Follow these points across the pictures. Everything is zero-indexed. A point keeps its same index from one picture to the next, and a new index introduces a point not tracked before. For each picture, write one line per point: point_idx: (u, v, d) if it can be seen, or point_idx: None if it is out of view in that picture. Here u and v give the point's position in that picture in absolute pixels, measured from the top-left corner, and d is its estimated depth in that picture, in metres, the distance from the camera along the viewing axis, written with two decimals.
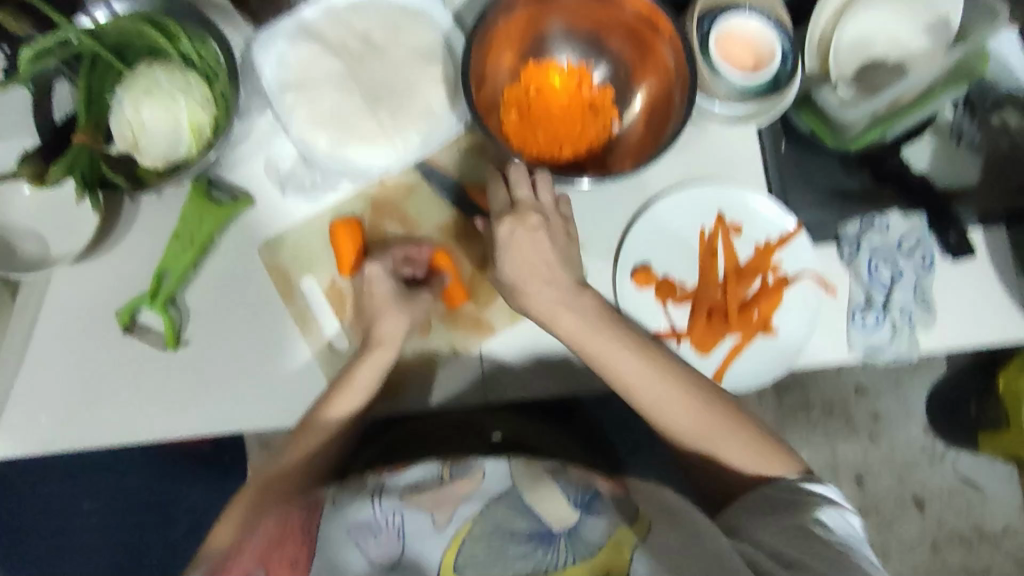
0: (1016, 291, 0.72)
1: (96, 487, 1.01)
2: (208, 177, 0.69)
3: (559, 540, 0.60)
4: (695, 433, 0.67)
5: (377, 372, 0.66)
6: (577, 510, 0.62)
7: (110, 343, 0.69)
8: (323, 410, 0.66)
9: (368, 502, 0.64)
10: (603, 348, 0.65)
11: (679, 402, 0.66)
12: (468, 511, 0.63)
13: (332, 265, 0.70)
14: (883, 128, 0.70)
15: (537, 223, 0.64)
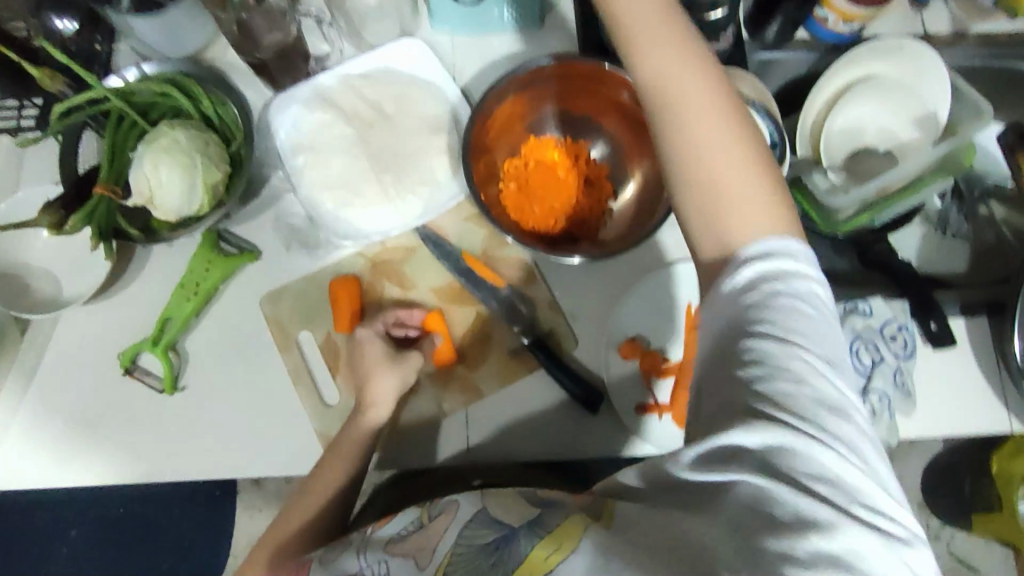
0: (998, 381, 0.73)
1: (75, 516, 1.02)
2: (218, 229, 0.73)
3: (519, 535, 0.51)
4: (710, 127, 0.48)
5: (368, 435, 0.66)
6: (539, 505, 0.53)
7: (111, 383, 0.72)
8: (318, 473, 0.66)
9: (352, 558, 0.57)
10: (674, 62, 0.51)
11: (710, 108, 0.49)
12: (447, 546, 0.55)
13: (329, 321, 0.72)
14: (872, 213, 0.76)
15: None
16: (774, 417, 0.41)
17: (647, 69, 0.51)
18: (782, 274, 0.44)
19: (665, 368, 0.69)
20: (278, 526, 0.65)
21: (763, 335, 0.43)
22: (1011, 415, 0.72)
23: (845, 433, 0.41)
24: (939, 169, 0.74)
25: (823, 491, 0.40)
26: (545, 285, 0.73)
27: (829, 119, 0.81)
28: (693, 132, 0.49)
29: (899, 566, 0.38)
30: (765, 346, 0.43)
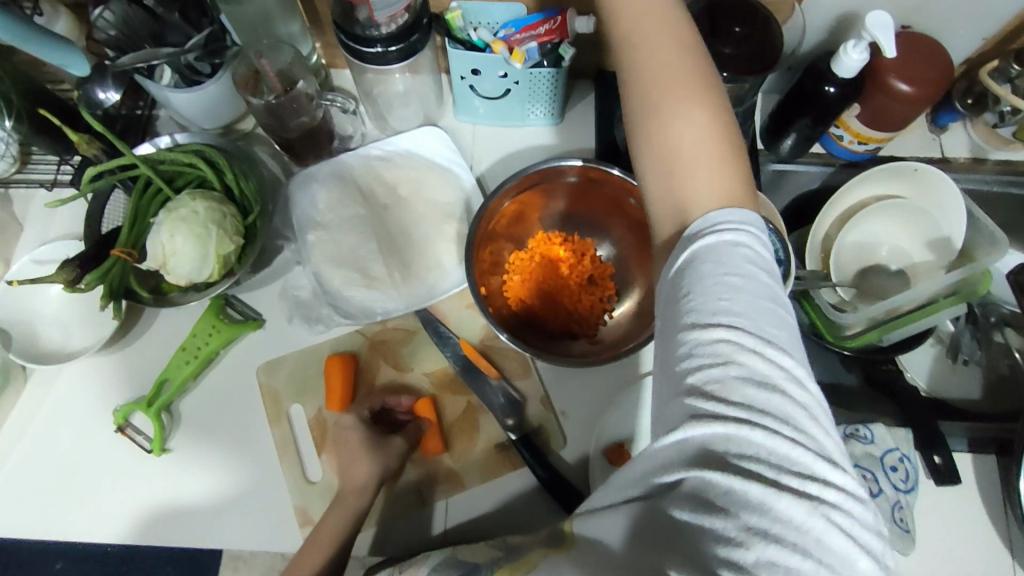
0: (1004, 525, 0.69)
1: None
2: (225, 296, 0.75)
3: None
4: (688, 116, 0.46)
5: (347, 521, 0.66)
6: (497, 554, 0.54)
7: (102, 439, 0.73)
8: (303, 552, 0.65)
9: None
10: (660, 60, 0.48)
11: (689, 92, 0.47)
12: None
13: (321, 398, 0.73)
14: (880, 332, 0.74)
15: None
16: (703, 408, 0.38)
17: (630, 57, 0.49)
18: (712, 257, 0.41)
19: None
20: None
21: (697, 325, 0.40)
22: (1017, 564, 0.68)
23: (776, 407, 0.38)
24: (953, 292, 0.72)
25: (754, 467, 0.37)
26: (539, 379, 0.73)
27: (841, 235, 0.81)
28: (671, 119, 0.46)
29: (834, 533, 0.35)
30: (692, 338, 0.40)
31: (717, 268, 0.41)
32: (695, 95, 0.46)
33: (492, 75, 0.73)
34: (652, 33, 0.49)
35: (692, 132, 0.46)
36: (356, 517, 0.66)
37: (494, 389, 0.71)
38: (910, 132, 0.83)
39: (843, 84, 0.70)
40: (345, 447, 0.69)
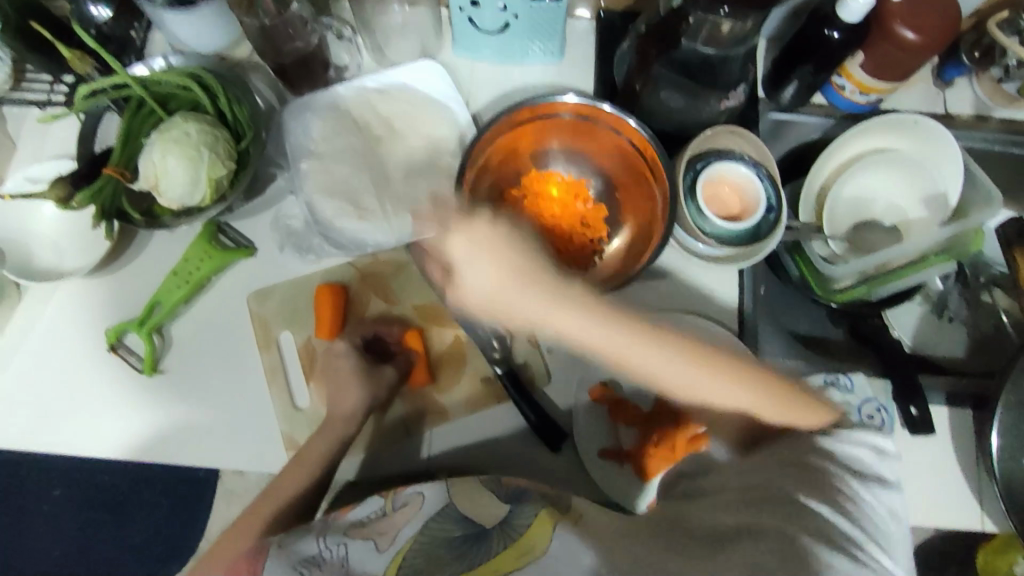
0: (974, 475, 0.71)
1: (67, 482, 1.16)
2: (218, 222, 0.75)
3: (491, 532, 0.60)
4: (722, 356, 0.63)
5: (334, 443, 0.69)
6: (509, 504, 0.62)
7: (94, 359, 0.74)
8: (281, 477, 0.68)
9: (310, 541, 0.61)
10: (651, 359, 0.66)
11: (694, 377, 0.62)
12: (410, 532, 0.62)
13: (311, 326, 0.74)
14: (869, 286, 0.75)
15: (490, 228, 0.68)
16: (838, 474, 0.57)
17: (562, 280, 0.67)
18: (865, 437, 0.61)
19: (634, 414, 0.71)
20: (256, 511, 0.69)
21: (816, 446, 0.59)
22: (982, 512, 0.70)
23: (877, 510, 0.55)
24: (945, 251, 0.71)
25: (844, 528, 0.53)
26: None
27: (836, 188, 0.81)
28: (671, 383, 0.66)
29: None
30: (846, 443, 0.60)
31: (860, 435, 0.60)
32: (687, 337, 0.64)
33: (493, 6, 0.72)
34: (586, 331, 0.67)
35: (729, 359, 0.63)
36: (341, 439, 0.69)
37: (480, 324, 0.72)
38: (916, 86, 0.81)
39: (846, 29, 0.69)
40: (336, 376, 0.71)
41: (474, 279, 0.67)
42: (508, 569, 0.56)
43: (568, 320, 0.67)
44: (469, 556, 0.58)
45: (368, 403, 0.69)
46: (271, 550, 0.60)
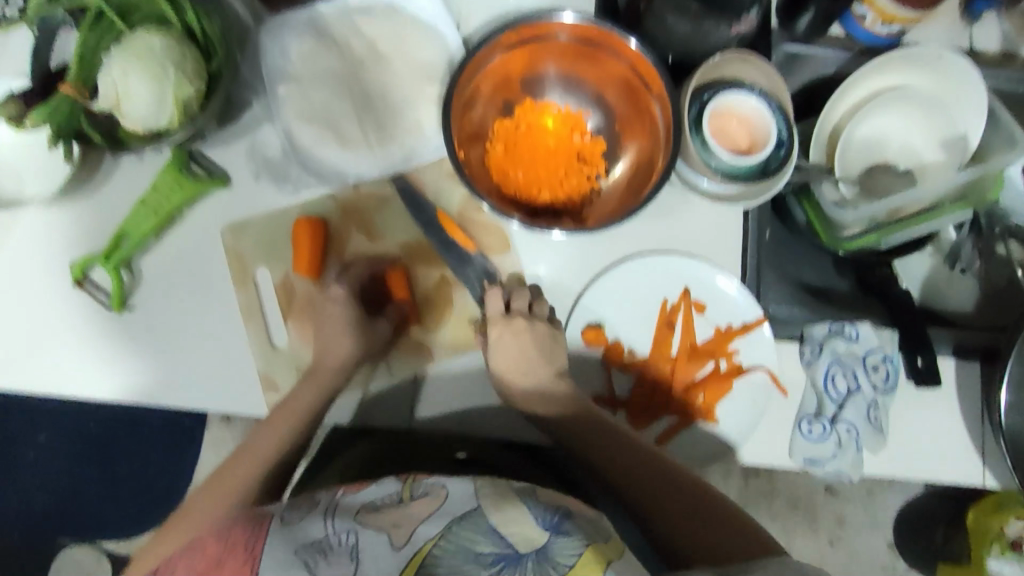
0: (978, 432, 0.68)
1: (57, 426, 1.15)
2: (189, 149, 0.70)
3: (525, 561, 0.53)
4: (689, 496, 0.63)
5: (319, 394, 0.66)
6: (546, 531, 0.55)
7: (59, 293, 0.70)
8: (243, 462, 0.67)
9: (318, 523, 0.57)
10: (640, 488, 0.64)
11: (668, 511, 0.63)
12: (433, 529, 0.56)
13: (289, 262, 0.70)
14: (880, 234, 0.70)
15: (524, 331, 0.65)
16: None
17: (623, 206, 0.65)
18: None
19: (629, 361, 0.68)
20: (228, 473, 0.67)
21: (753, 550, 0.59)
22: (985, 470, 0.68)
23: None
24: (961, 197, 0.67)
25: None
26: (518, 258, 0.70)
27: (850, 127, 0.75)
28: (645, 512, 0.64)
29: None
30: None
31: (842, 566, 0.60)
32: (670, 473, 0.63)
33: None
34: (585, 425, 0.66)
35: (691, 501, 0.63)
36: (326, 388, 0.67)
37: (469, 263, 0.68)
38: (941, 19, 0.76)
39: None
40: (318, 317, 0.69)
41: (503, 359, 0.66)
42: None
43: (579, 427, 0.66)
44: None
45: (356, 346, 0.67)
46: (273, 522, 0.57)
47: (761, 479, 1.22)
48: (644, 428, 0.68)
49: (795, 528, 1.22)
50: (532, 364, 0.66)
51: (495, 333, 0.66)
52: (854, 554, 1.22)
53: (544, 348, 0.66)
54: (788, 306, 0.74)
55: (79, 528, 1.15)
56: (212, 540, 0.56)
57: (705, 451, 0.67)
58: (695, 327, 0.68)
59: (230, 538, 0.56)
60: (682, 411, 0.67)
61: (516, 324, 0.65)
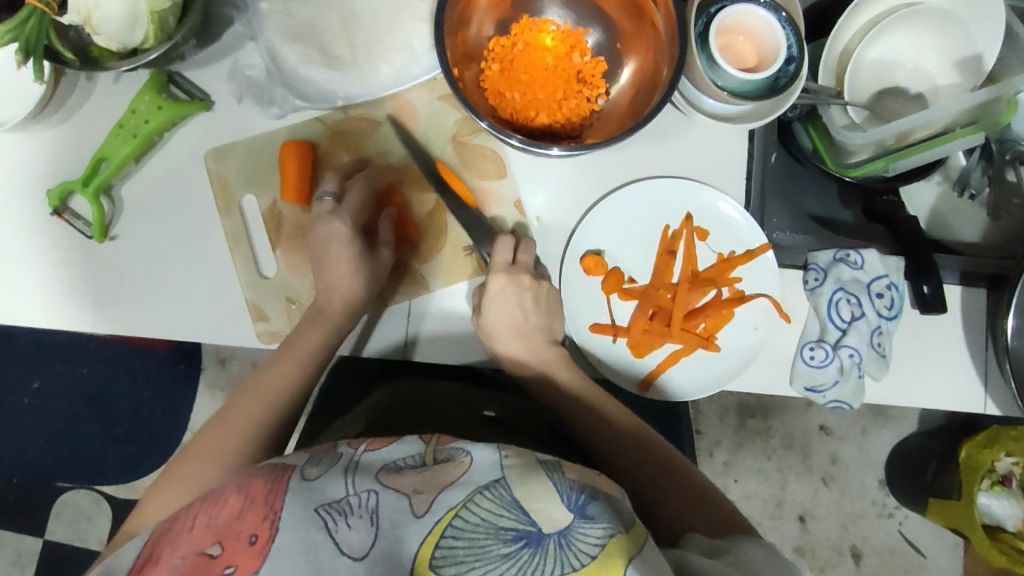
0: (981, 357, 0.67)
1: (48, 372, 1.14)
2: (168, 70, 0.66)
3: (548, 543, 0.41)
4: (676, 478, 0.60)
5: (322, 329, 0.63)
6: (571, 512, 0.43)
7: (39, 223, 0.67)
8: (242, 396, 0.62)
9: (338, 481, 0.45)
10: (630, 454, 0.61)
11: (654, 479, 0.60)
12: (454, 499, 0.43)
13: (276, 188, 0.67)
14: (890, 160, 0.67)
15: (527, 287, 0.63)
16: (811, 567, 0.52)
17: (630, 119, 0.64)
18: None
19: (629, 289, 0.66)
20: (229, 406, 0.61)
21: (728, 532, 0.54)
22: (986, 396, 0.66)
23: None
24: (971, 122, 0.65)
25: None
26: (514, 183, 0.67)
27: (862, 48, 0.71)
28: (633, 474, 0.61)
29: None
30: None
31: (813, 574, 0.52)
32: (664, 452, 0.62)
33: None
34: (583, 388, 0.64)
35: (682, 490, 0.59)
36: (331, 328, 0.63)
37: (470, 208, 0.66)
38: None
39: None
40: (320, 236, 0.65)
41: (501, 312, 0.63)
42: None
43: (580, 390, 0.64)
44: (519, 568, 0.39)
45: (360, 279, 0.63)
46: (295, 476, 0.46)
47: (757, 418, 1.23)
48: (644, 354, 0.66)
49: (789, 468, 1.23)
50: (533, 324, 0.64)
51: (497, 283, 0.62)
52: (847, 492, 1.22)
53: (541, 309, 0.65)
54: (791, 234, 0.70)
55: (69, 474, 1.14)
56: (235, 489, 0.44)
57: (706, 378, 0.65)
58: (695, 254, 0.67)
59: (251, 491, 0.44)
60: (683, 338, 0.65)
61: (522, 280, 0.63)
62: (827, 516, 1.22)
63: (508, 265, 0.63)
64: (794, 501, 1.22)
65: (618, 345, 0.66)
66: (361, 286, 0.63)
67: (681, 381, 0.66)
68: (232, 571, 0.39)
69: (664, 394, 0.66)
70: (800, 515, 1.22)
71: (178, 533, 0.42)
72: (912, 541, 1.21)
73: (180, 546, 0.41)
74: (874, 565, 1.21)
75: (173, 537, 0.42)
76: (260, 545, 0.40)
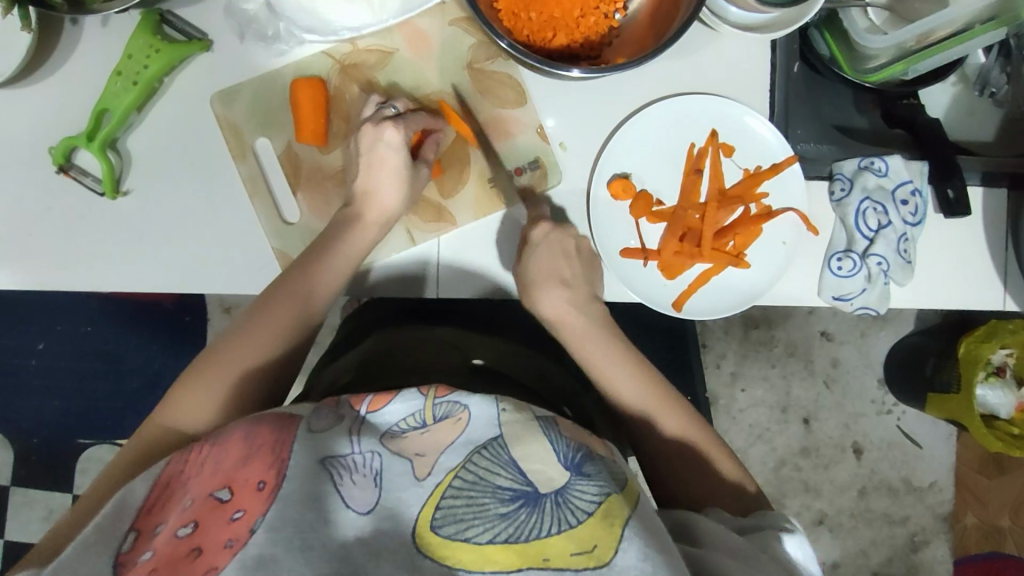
0: (1001, 256, 0.68)
1: (56, 332, 1.13)
2: (160, 9, 0.62)
3: (545, 502, 0.42)
4: (659, 434, 0.62)
5: (341, 270, 0.62)
6: (568, 471, 0.44)
7: (42, 182, 0.64)
8: (256, 326, 0.60)
9: (343, 439, 0.45)
10: (653, 433, 0.62)
11: (674, 454, 0.61)
12: (453, 461, 0.44)
13: (290, 128, 0.65)
14: (909, 63, 0.66)
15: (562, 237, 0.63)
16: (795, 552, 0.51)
17: (651, 37, 0.62)
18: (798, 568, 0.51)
19: (656, 212, 0.66)
20: (218, 352, 0.59)
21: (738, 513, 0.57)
22: (1006, 295, 0.68)
23: None
24: (993, 18, 0.62)
25: None
26: (534, 109, 0.65)
27: None
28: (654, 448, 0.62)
29: None
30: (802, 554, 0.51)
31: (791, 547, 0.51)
32: (659, 403, 0.63)
33: None
34: (617, 355, 0.63)
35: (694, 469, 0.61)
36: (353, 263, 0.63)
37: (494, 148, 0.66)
38: None
39: None
40: (360, 163, 0.63)
41: (543, 266, 0.62)
42: (558, 564, 0.39)
43: (615, 368, 0.63)
44: (521, 529, 0.40)
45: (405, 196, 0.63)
46: (301, 427, 0.47)
47: (762, 329, 1.26)
48: (673, 276, 0.66)
49: (794, 377, 1.27)
50: (575, 275, 0.63)
51: (540, 231, 0.62)
52: (848, 393, 1.27)
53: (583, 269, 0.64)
54: (817, 144, 0.70)
55: (86, 432, 1.14)
56: (241, 435, 0.46)
57: (737, 296, 0.67)
58: (722, 170, 0.66)
59: (257, 438, 0.46)
60: (714, 258, 0.66)
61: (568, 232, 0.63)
62: (828, 417, 1.27)
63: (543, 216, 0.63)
64: (798, 404, 1.27)
65: (648, 269, 0.66)
66: (403, 201, 0.63)
67: (709, 299, 0.66)
68: (240, 515, 0.41)
69: (689, 316, 0.66)
70: (804, 418, 1.27)
71: (188, 475, 0.45)
72: (909, 433, 1.27)
73: (190, 489, 0.44)
74: (876, 461, 1.28)
75: (184, 479, 0.45)
76: (267, 491, 0.42)
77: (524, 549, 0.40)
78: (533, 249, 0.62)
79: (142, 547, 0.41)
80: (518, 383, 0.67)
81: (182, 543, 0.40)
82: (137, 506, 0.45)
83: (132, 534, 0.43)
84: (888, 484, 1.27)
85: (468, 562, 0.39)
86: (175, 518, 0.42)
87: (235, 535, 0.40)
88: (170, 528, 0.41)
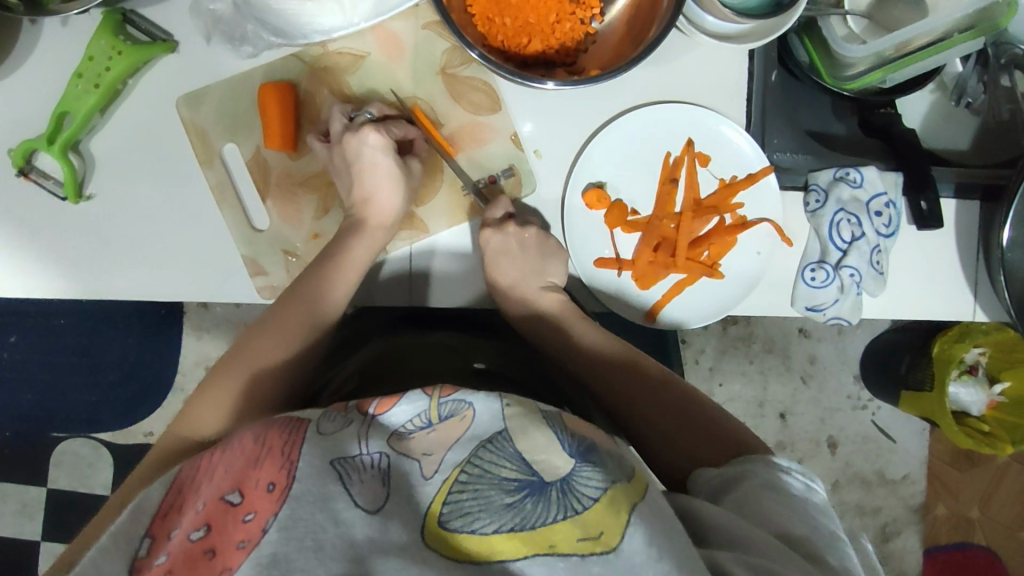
0: (973, 267, 0.68)
1: (25, 326, 1.11)
2: (123, 10, 0.61)
3: (551, 491, 0.41)
4: (651, 406, 0.62)
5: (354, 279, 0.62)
6: (574, 459, 0.44)
7: (4, 184, 0.62)
8: (269, 330, 0.60)
9: (352, 441, 0.45)
10: (646, 406, 0.62)
11: (668, 418, 0.61)
12: (459, 457, 0.44)
13: (258, 134, 0.64)
14: (888, 70, 0.64)
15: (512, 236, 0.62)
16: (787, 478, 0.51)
17: (626, 47, 0.61)
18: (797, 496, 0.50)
19: (632, 223, 0.65)
20: (231, 359, 0.60)
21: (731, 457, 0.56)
22: (975, 305, 0.69)
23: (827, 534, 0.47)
24: (971, 27, 0.62)
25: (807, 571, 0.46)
26: (509, 115, 0.64)
27: None
28: (648, 419, 0.61)
29: None
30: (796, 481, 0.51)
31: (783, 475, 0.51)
32: (653, 380, 0.63)
33: None
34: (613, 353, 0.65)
35: (690, 431, 0.60)
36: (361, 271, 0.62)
37: (467, 155, 0.65)
38: None
39: None
40: (352, 170, 0.63)
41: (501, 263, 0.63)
42: (564, 549, 0.40)
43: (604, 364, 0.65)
44: (529, 515, 0.40)
45: (401, 200, 0.63)
46: (310, 430, 0.46)
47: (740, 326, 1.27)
48: (648, 286, 0.66)
49: (772, 373, 1.28)
50: (522, 274, 0.64)
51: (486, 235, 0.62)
52: (824, 390, 1.28)
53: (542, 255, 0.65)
54: (791, 154, 0.70)
55: (55, 426, 1.12)
56: (251, 438, 0.45)
57: (714, 304, 0.66)
58: (698, 182, 0.66)
59: (267, 440, 0.45)
60: (687, 269, 0.66)
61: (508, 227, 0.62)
62: (805, 411, 1.29)
63: (501, 219, 0.63)
64: (775, 399, 1.28)
65: (623, 279, 0.66)
66: (400, 204, 0.63)
67: (685, 307, 0.67)
68: (252, 517, 0.40)
69: (665, 324, 0.67)
70: (781, 413, 1.28)
71: (199, 481, 0.44)
72: (883, 428, 1.29)
73: (203, 491, 0.43)
74: (852, 454, 1.29)
75: (195, 484, 0.44)
76: (279, 492, 0.41)
77: (530, 538, 0.40)
78: (492, 255, 0.63)
79: (158, 552, 0.41)
80: (520, 384, 0.65)
81: (197, 545, 0.40)
82: (154, 509, 0.44)
83: (148, 539, 0.42)
84: (863, 477, 1.29)
85: (476, 549, 0.39)
86: (189, 521, 0.41)
87: (247, 535, 0.40)
88: (184, 531, 0.41)
